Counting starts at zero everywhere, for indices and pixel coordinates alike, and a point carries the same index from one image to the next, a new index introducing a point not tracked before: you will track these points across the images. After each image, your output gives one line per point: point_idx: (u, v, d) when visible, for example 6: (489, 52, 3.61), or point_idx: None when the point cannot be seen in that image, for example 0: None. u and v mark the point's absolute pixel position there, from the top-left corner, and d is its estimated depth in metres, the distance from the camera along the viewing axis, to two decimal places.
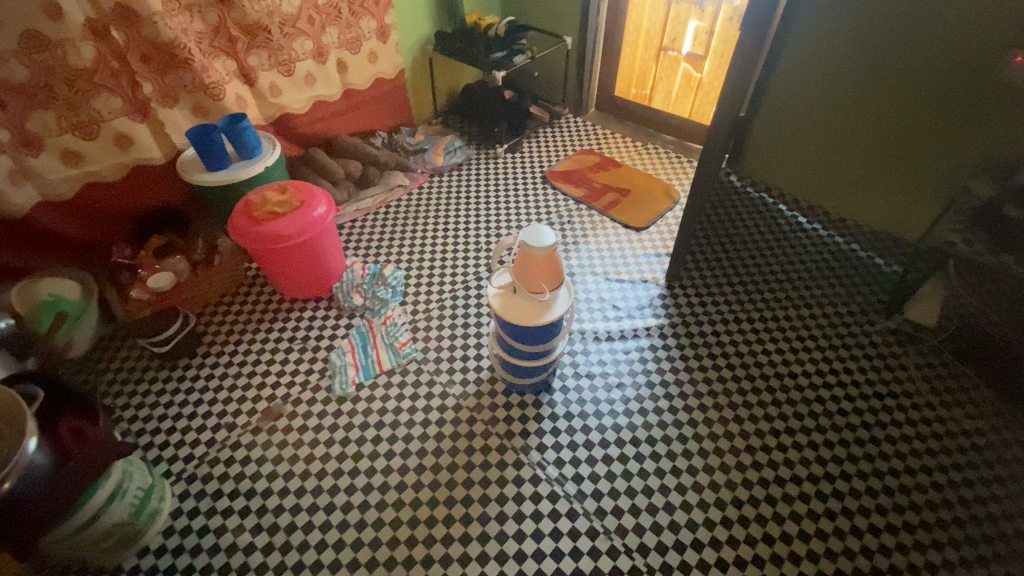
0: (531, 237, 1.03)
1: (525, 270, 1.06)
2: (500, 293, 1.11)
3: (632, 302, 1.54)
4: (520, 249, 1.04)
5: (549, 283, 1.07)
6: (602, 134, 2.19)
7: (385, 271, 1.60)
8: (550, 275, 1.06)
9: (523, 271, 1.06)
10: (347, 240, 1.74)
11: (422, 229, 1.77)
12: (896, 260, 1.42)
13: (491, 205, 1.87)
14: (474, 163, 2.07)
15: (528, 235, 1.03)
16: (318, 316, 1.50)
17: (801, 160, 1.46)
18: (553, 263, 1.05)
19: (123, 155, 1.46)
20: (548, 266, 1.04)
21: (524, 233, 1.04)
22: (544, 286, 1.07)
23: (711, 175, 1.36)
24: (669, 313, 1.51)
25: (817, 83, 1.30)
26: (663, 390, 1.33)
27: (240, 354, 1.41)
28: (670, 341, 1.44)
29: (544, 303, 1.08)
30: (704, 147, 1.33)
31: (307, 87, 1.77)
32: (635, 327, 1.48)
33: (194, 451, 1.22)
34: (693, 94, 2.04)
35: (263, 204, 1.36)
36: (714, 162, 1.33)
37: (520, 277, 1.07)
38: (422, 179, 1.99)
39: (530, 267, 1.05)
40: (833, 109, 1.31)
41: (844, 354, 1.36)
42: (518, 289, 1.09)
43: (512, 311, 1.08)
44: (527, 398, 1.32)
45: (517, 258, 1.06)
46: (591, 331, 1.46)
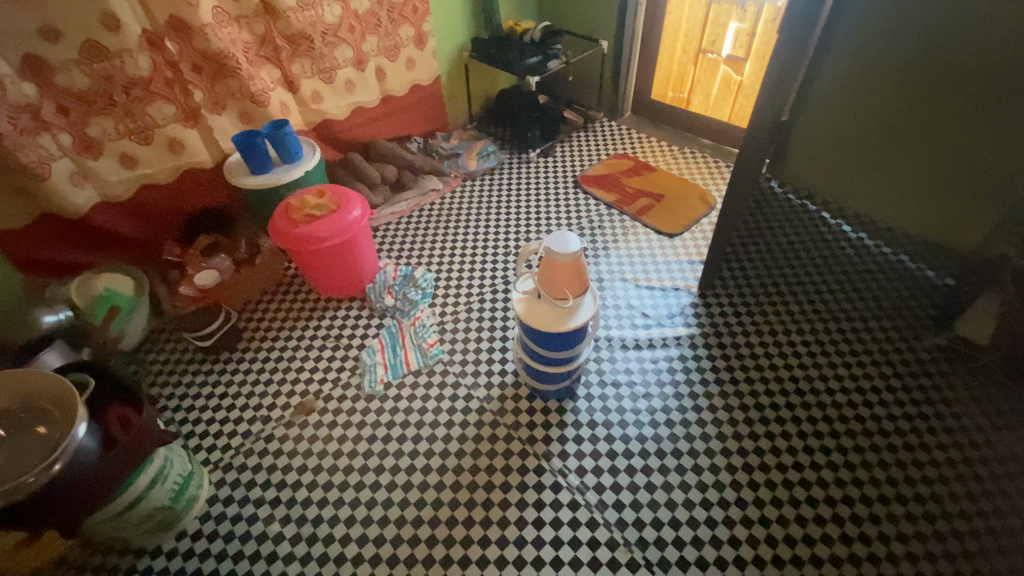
0: (554, 244, 1.03)
1: (548, 277, 1.06)
2: (526, 300, 1.12)
3: (663, 310, 1.51)
4: (544, 256, 1.05)
5: (573, 289, 1.06)
6: (637, 138, 2.17)
7: (416, 273, 1.62)
8: (574, 281, 1.05)
9: (546, 278, 1.06)
10: (382, 242, 1.78)
11: (454, 232, 1.80)
12: (947, 272, 1.29)
13: (521, 210, 1.88)
14: (507, 168, 2.08)
15: (552, 242, 1.03)
16: (350, 316, 1.54)
17: (836, 158, 1.35)
18: (576, 269, 1.04)
19: (175, 158, 1.55)
20: (572, 272, 1.04)
21: (548, 239, 1.04)
22: (567, 291, 1.06)
23: (749, 177, 1.32)
24: (701, 322, 1.48)
25: (862, 69, 1.21)
26: (691, 402, 1.30)
27: (277, 350, 1.46)
28: (701, 352, 1.41)
29: (569, 309, 1.08)
30: (740, 152, 1.29)
31: (347, 93, 1.83)
32: (665, 336, 1.45)
33: (231, 441, 1.27)
34: (733, 97, 1.98)
35: (301, 207, 1.41)
36: (752, 166, 1.30)
37: (544, 284, 1.07)
38: (455, 183, 2.02)
39: (553, 275, 1.05)
40: (875, 102, 1.23)
41: (887, 371, 1.32)
42: (542, 294, 1.09)
43: (535, 317, 1.08)
44: (550, 403, 1.31)
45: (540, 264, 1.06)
46: (618, 338, 1.44)
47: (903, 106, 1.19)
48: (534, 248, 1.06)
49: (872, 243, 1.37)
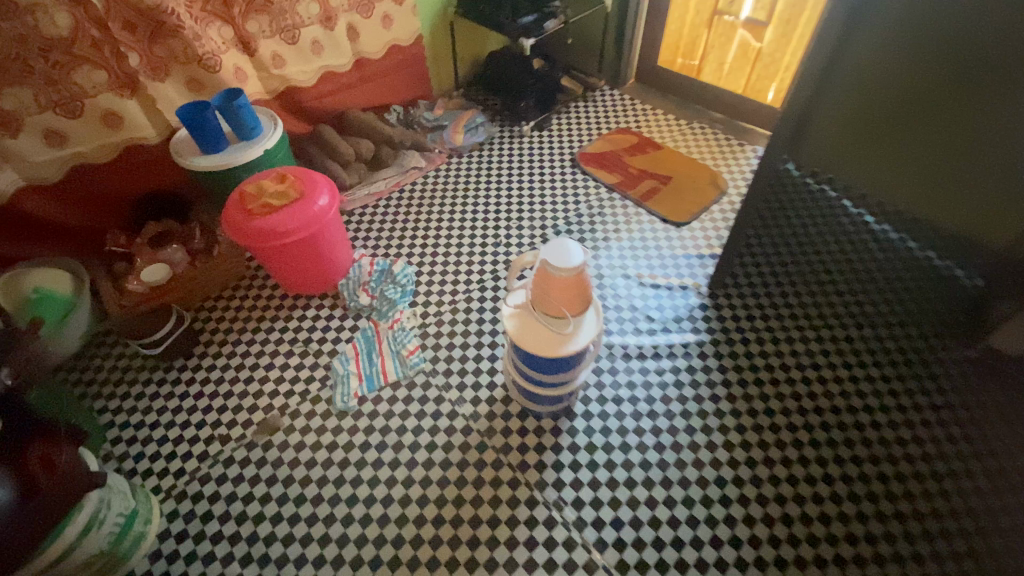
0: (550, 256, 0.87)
1: (543, 294, 0.90)
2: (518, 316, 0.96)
3: (669, 312, 1.38)
4: (538, 270, 0.89)
5: (571, 307, 0.91)
6: (641, 110, 1.96)
7: (395, 267, 1.45)
8: (573, 300, 0.90)
9: (541, 294, 0.91)
10: (357, 229, 1.60)
11: (438, 218, 1.63)
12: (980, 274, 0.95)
13: (512, 195, 1.69)
14: (497, 143, 1.88)
15: (549, 254, 0.87)
16: (320, 316, 1.38)
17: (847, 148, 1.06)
18: (576, 285, 0.88)
19: (114, 134, 1.34)
20: (571, 288, 0.88)
21: (544, 250, 0.88)
22: (565, 309, 0.91)
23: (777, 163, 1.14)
24: (712, 328, 1.36)
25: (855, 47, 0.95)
26: (701, 423, 1.18)
27: (238, 357, 1.30)
28: (712, 363, 1.29)
29: (568, 328, 0.92)
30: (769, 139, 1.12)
31: (314, 56, 1.60)
32: (672, 344, 1.31)
33: (184, 465, 1.14)
34: (750, 67, 1.79)
35: (257, 195, 1.22)
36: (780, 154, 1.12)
37: (540, 300, 0.92)
38: (440, 160, 1.82)
39: (549, 292, 0.89)
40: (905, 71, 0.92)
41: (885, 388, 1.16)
42: (536, 311, 0.93)
43: (529, 337, 0.93)
44: (544, 423, 1.17)
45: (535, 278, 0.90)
46: (619, 347, 1.30)
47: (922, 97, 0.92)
48: (527, 260, 0.90)
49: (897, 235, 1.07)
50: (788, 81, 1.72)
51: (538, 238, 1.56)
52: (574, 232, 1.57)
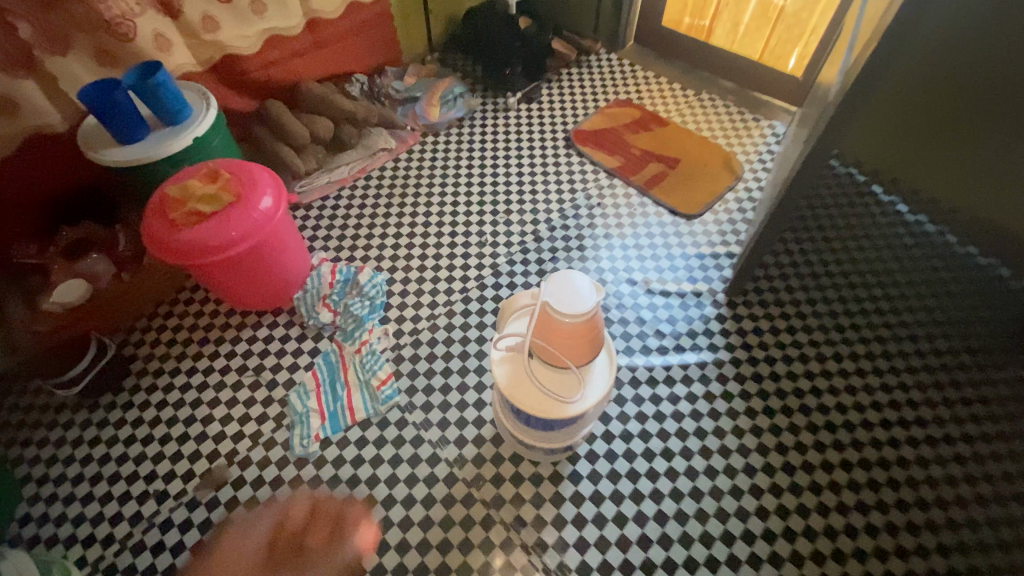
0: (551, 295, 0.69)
1: (546, 341, 0.72)
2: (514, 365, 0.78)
3: (681, 325, 1.20)
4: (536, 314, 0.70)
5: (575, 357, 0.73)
6: (643, 79, 1.74)
7: (362, 276, 1.24)
8: (583, 350, 0.72)
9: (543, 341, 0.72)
10: (316, 226, 1.37)
11: (414, 212, 1.40)
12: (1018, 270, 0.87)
13: (497, 182, 1.47)
14: (479, 118, 1.63)
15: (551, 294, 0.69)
16: (276, 339, 1.18)
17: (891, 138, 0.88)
18: (584, 331, 0.71)
19: (10, 123, 1.08)
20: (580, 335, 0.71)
21: (547, 290, 0.69)
22: (570, 362, 0.73)
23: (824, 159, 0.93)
24: (731, 343, 1.17)
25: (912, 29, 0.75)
26: (724, 464, 1.01)
27: (177, 392, 1.11)
28: (733, 388, 1.11)
29: (577, 381, 0.75)
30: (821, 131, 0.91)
31: (255, 17, 1.32)
32: (687, 364, 1.14)
33: (115, 531, 0.96)
34: (770, 28, 1.58)
35: (183, 199, 1.00)
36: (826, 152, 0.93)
37: (541, 349, 0.73)
38: (413, 140, 1.57)
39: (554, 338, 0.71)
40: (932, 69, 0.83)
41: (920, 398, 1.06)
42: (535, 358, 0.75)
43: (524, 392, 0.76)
44: (542, 468, 1.00)
45: (534, 323, 0.71)
46: (626, 370, 1.13)
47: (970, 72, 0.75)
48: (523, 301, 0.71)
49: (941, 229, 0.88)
50: (814, 45, 1.54)
51: (530, 235, 1.35)
52: (571, 228, 1.37)
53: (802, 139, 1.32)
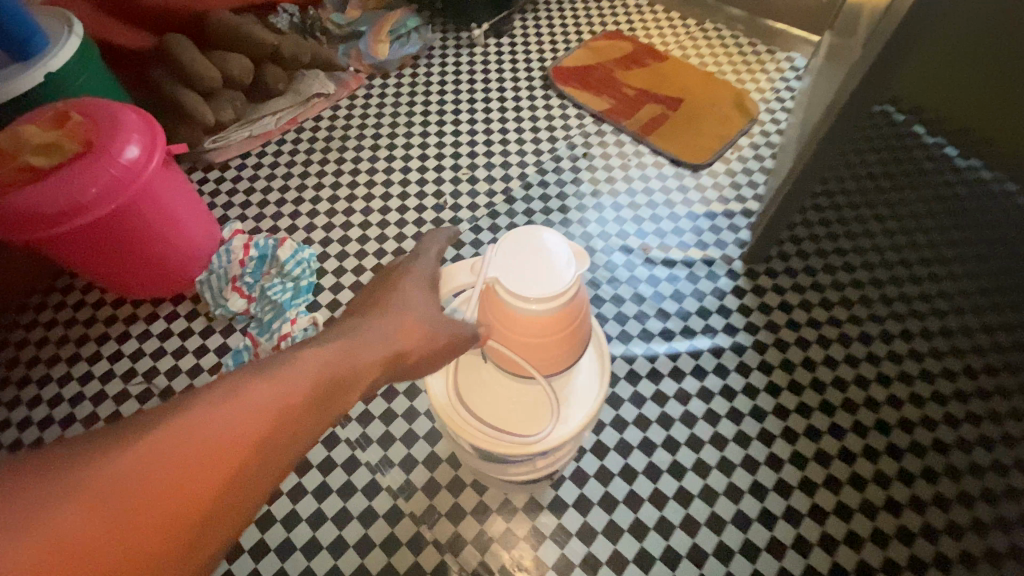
0: (523, 272, 0.53)
1: (510, 339, 0.57)
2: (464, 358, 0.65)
3: (689, 302, 0.95)
4: (501, 301, 0.54)
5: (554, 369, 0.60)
6: (635, 7, 1.45)
7: (283, 250, 0.96)
8: (550, 360, 0.58)
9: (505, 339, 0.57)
10: (234, 192, 1.10)
11: (355, 171, 1.13)
12: None
13: (459, 132, 1.19)
14: (439, 56, 1.35)
15: (522, 266, 0.53)
16: (174, 336, 0.92)
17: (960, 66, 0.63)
18: (569, 330, 0.56)
19: None
20: (561, 335, 0.56)
21: (511, 263, 0.54)
22: (546, 370, 0.59)
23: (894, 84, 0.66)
24: (753, 323, 0.93)
25: None
26: (750, 483, 0.78)
27: (45, 407, 0.86)
28: (758, 380, 0.87)
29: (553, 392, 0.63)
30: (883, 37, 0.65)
31: None
32: (698, 351, 0.90)
33: None
34: None
35: (9, 150, 0.73)
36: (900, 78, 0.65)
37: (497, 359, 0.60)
38: (357, 84, 1.29)
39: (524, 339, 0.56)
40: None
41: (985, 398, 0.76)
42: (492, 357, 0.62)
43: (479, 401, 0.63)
44: (514, 496, 0.77)
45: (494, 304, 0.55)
46: (621, 361, 0.89)
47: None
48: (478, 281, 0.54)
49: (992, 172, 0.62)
50: None
51: (500, 195, 1.09)
52: (551, 184, 1.11)
53: (839, 67, 1.06)
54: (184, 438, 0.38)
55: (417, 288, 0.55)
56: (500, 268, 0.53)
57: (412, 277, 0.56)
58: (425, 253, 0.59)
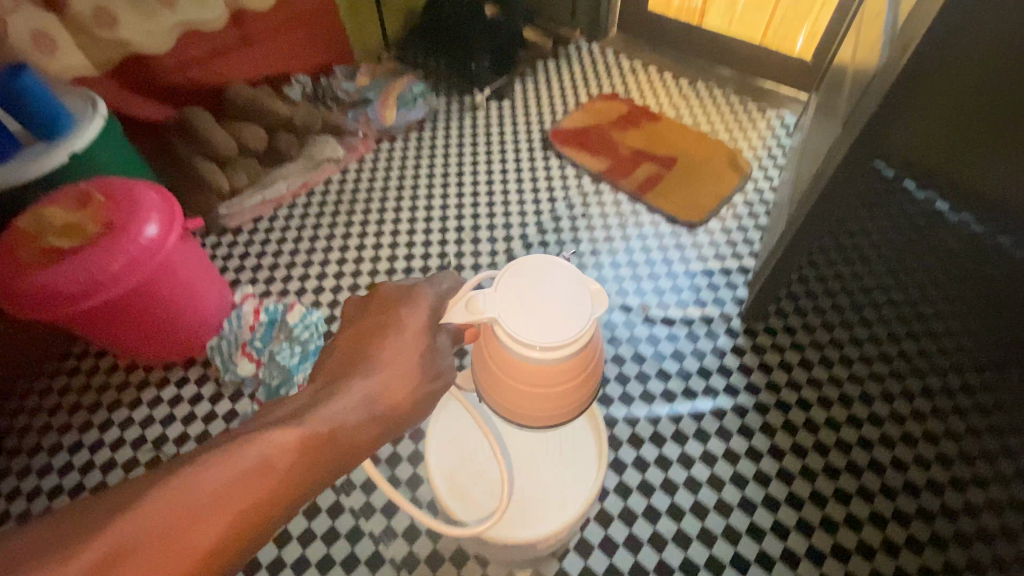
0: (529, 304, 0.50)
1: (514, 388, 0.54)
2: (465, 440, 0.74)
3: (690, 362, 0.97)
4: (503, 342, 0.50)
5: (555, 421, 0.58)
6: (631, 69, 1.52)
7: (292, 316, 0.99)
8: (531, 402, 0.55)
9: (507, 387, 0.55)
10: (245, 256, 1.14)
11: (362, 233, 1.17)
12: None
13: (461, 193, 1.24)
14: (442, 120, 1.41)
15: (522, 294, 0.51)
16: (184, 402, 0.94)
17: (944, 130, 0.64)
18: (548, 384, 0.52)
19: None
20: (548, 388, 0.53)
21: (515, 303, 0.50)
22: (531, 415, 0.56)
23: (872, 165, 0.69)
24: (754, 383, 0.94)
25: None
26: (757, 554, 0.78)
27: (54, 476, 0.87)
28: (760, 443, 0.87)
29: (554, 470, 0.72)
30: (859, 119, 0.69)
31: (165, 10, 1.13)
32: (700, 412, 0.91)
33: None
34: (772, 7, 1.42)
35: (36, 232, 0.77)
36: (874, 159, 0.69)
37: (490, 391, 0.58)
38: (365, 148, 1.34)
39: (537, 387, 0.53)
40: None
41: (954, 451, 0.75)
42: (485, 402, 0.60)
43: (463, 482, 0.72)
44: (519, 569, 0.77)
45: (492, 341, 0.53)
46: (623, 424, 0.90)
47: (1001, 29, 0.54)
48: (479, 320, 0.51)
49: (982, 227, 0.64)
50: (824, 23, 1.36)
51: (502, 255, 1.13)
52: (551, 244, 1.14)
53: (826, 129, 1.10)
54: (163, 544, 0.39)
55: (414, 343, 0.52)
56: (496, 300, 0.51)
57: (403, 326, 0.53)
58: (423, 296, 0.55)
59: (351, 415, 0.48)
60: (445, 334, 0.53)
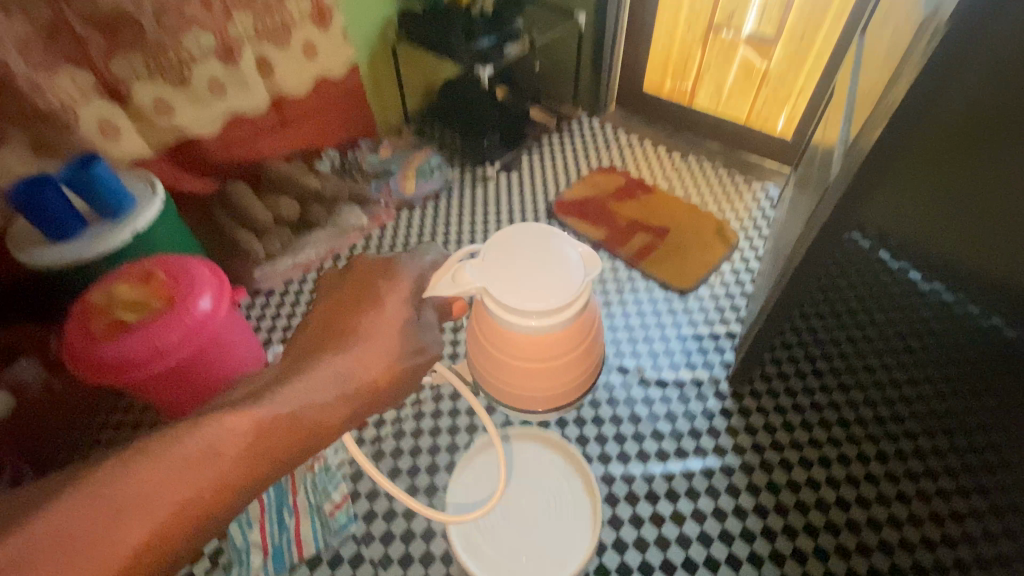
0: (525, 270, 0.60)
1: (515, 365, 0.66)
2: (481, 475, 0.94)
3: (682, 423, 1.05)
4: (500, 314, 0.61)
5: (551, 403, 0.71)
6: (629, 143, 1.66)
7: None
8: (532, 378, 0.67)
9: (508, 366, 0.67)
10: (277, 317, 1.25)
11: None
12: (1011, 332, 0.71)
13: None
14: (456, 190, 1.55)
15: (518, 261, 0.61)
16: None
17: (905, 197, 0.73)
18: (548, 354, 0.64)
19: None
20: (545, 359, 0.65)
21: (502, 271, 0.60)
22: (529, 388, 0.68)
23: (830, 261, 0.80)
24: (740, 444, 1.02)
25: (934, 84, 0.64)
26: None
27: None
28: (746, 502, 0.95)
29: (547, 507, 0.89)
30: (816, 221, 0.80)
31: (215, 99, 1.30)
32: (691, 471, 0.99)
33: None
34: (755, 91, 1.58)
35: (107, 307, 0.89)
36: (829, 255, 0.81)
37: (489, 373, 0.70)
38: (386, 216, 1.47)
39: (535, 365, 0.65)
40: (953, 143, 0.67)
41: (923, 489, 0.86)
42: (483, 381, 0.72)
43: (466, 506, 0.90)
44: None
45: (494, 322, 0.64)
46: (620, 481, 0.98)
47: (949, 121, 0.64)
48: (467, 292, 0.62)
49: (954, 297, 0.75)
50: (802, 107, 1.51)
51: None
52: None
53: (802, 207, 1.23)
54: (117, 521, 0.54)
55: (393, 320, 0.66)
56: (482, 270, 0.61)
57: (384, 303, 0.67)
58: (402, 277, 0.68)
59: (325, 393, 0.63)
60: (427, 305, 0.66)
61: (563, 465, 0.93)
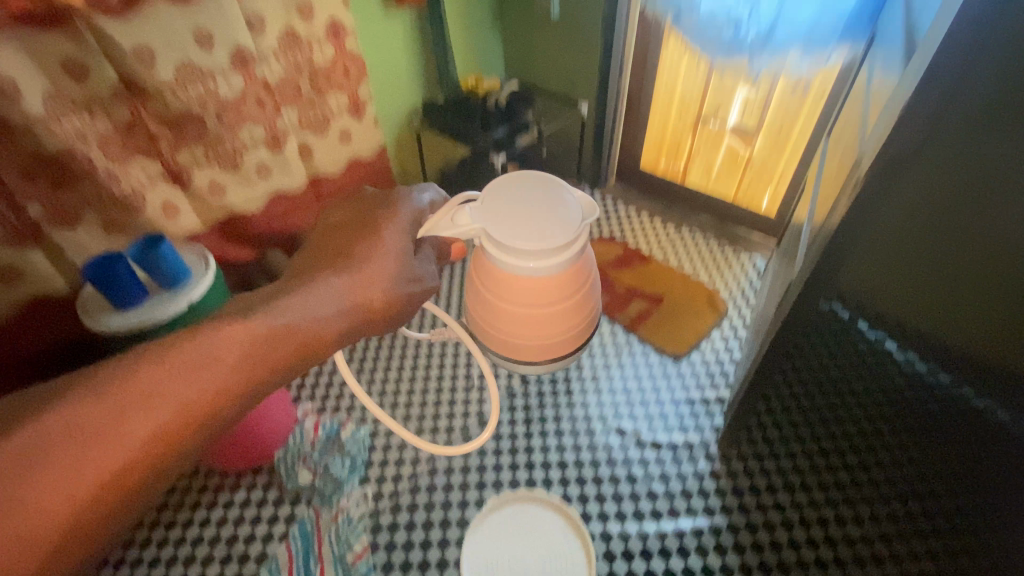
0: (520, 219, 0.93)
1: (517, 309, 1.01)
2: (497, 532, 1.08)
3: (674, 484, 1.16)
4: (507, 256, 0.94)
5: (538, 346, 1.08)
6: (628, 215, 1.82)
7: (346, 433, 1.22)
8: (527, 321, 1.03)
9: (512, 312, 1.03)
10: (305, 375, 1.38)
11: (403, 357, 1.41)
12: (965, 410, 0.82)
13: None
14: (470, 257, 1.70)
15: (511, 213, 0.94)
16: (252, 505, 1.15)
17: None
18: (541, 300, 0.99)
19: (12, 290, 1.15)
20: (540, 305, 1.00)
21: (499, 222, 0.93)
22: (529, 329, 1.04)
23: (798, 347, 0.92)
24: (728, 505, 1.13)
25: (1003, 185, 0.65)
26: None
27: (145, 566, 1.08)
28: (731, 560, 1.06)
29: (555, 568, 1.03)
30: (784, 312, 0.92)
31: (260, 180, 1.47)
32: (683, 530, 1.09)
33: None
34: (741, 174, 1.76)
35: None
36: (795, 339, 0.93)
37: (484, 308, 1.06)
38: None
39: (533, 311, 1.01)
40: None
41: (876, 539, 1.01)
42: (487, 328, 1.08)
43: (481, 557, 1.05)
44: None
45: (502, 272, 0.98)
46: (617, 539, 1.08)
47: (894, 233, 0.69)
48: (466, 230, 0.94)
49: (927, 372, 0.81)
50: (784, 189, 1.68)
51: (517, 378, 1.35)
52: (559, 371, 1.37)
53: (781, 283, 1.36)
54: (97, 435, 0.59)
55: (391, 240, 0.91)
56: (485, 218, 0.94)
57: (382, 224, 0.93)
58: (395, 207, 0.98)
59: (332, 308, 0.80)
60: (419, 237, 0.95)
61: (563, 526, 1.08)
